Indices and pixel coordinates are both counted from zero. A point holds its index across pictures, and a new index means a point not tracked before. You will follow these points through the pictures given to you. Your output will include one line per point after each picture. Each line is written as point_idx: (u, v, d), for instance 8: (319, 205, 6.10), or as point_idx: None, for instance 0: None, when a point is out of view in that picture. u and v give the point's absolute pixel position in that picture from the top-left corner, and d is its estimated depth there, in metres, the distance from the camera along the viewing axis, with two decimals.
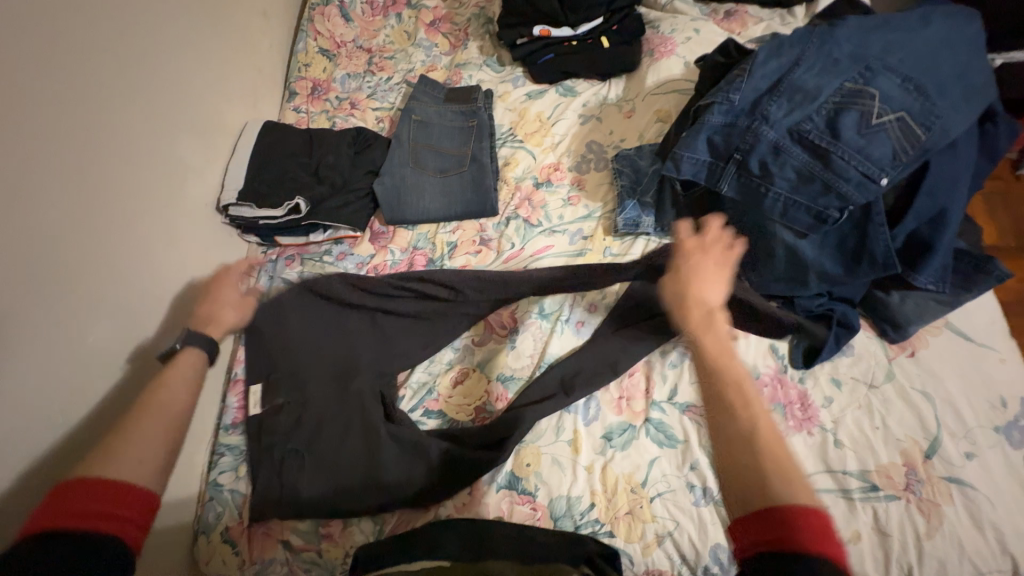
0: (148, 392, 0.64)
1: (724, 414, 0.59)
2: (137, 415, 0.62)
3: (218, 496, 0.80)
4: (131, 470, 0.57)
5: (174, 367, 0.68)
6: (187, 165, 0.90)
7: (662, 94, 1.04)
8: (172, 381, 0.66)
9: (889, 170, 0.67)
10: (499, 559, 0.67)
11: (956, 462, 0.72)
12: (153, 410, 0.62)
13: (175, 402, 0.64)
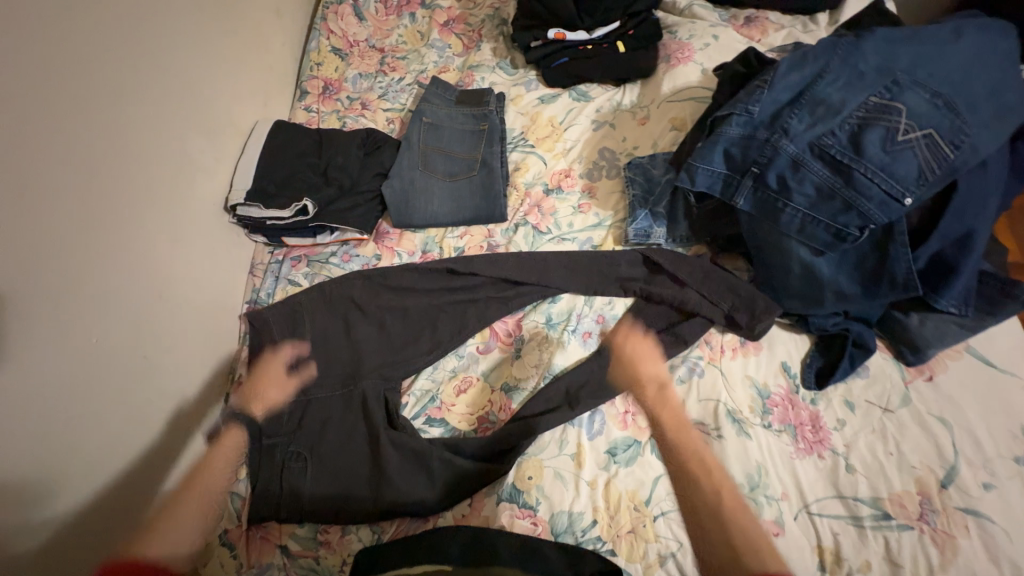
0: (195, 473, 0.79)
1: (691, 484, 0.73)
2: (185, 494, 0.77)
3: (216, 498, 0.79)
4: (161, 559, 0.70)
5: (218, 448, 0.80)
6: (196, 164, 0.90)
7: (678, 102, 1.02)
8: (217, 461, 0.79)
9: (913, 190, 0.65)
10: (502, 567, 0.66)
11: (974, 493, 0.70)
12: (196, 493, 0.77)
13: (214, 487, 0.79)
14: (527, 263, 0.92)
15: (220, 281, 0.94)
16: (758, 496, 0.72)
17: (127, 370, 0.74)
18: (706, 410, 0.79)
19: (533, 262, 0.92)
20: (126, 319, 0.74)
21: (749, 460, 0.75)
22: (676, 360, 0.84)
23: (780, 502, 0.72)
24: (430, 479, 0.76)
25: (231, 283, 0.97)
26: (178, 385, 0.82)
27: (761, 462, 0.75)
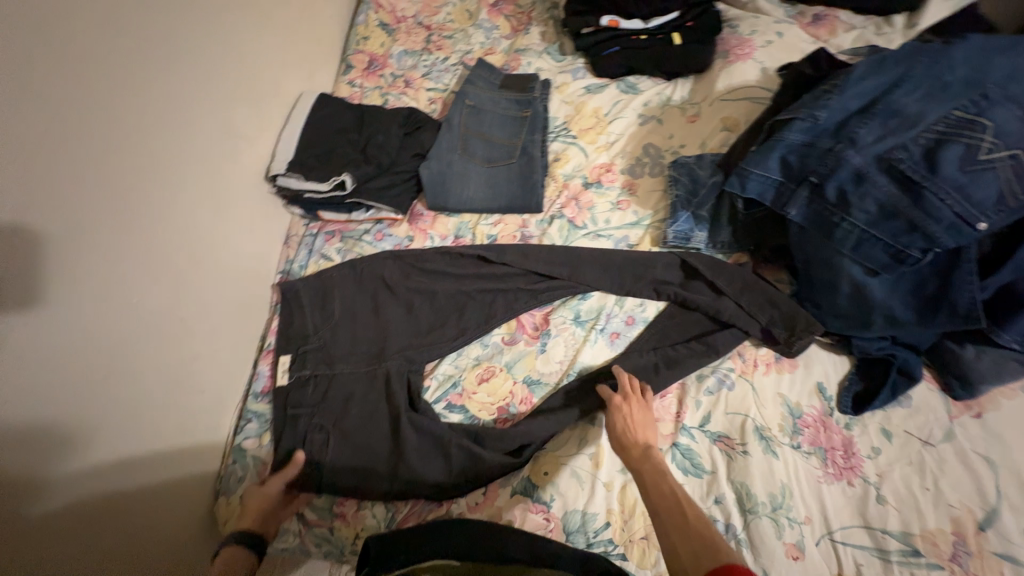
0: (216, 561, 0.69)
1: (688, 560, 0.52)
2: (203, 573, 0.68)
3: (241, 460, 0.83)
4: None
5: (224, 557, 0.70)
6: (241, 131, 0.91)
7: (732, 101, 0.97)
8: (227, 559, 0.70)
9: (989, 215, 0.60)
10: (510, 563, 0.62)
11: (1015, 540, 0.66)
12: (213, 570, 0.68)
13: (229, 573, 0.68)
14: (560, 257, 0.90)
15: (257, 250, 0.95)
16: (779, 517, 0.70)
17: (165, 330, 0.76)
18: (732, 423, 0.77)
19: (568, 251, 0.90)
20: (165, 280, 0.76)
21: (774, 479, 0.73)
22: (706, 370, 0.82)
23: (802, 525, 0.70)
24: (446, 465, 0.77)
25: (266, 252, 0.98)
26: (211, 348, 0.85)
27: (786, 483, 0.72)
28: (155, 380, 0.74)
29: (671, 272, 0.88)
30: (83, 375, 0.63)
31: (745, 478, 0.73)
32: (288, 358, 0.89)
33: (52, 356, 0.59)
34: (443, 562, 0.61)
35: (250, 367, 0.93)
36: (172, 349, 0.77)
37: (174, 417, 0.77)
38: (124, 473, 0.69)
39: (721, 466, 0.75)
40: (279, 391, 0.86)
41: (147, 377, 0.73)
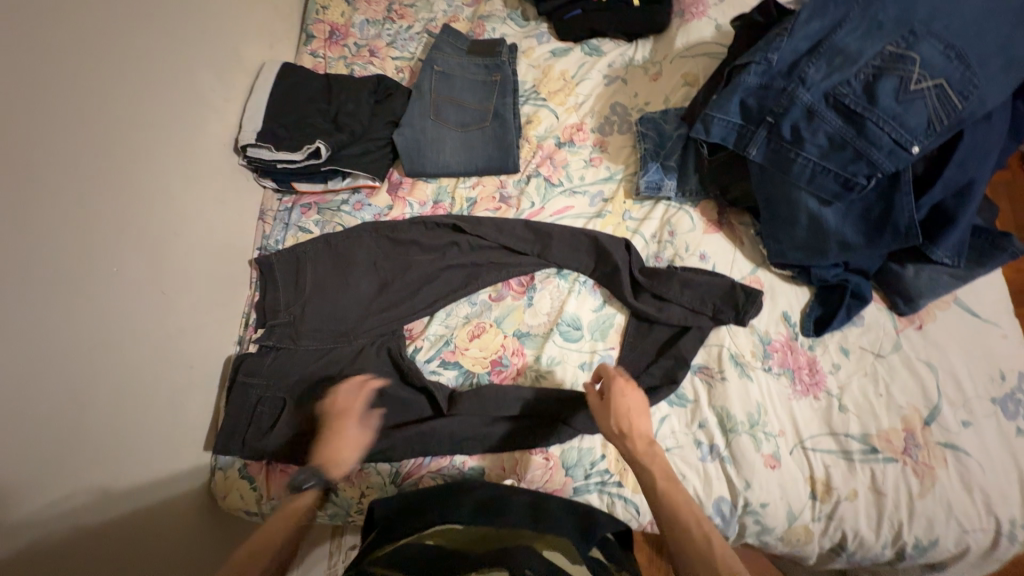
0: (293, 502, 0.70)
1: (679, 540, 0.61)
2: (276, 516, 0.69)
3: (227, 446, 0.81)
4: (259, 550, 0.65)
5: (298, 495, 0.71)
6: (204, 102, 0.88)
7: (690, 58, 1.02)
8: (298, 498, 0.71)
9: (921, 139, 0.68)
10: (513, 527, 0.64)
11: (953, 430, 0.76)
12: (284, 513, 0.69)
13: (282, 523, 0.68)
14: (530, 232, 0.91)
15: (232, 225, 0.93)
16: (757, 433, 0.77)
17: (145, 305, 0.74)
18: (710, 355, 0.83)
19: (539, 227, 0.91)
20: (145, 254, 0.75)
21: (750, 400, 0.79)
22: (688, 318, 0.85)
23: (777, 438, 0.77)
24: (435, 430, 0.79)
25: (242, 227, 0.95)
26: (195, 323, 0.83)
27: (761, 402, 0.79)
28: (141, 354, 0.73)
29: (626, 280, 0.87)
30: (64, 350, 0.62)
31: (724, 402, 0.79)
32: (255, 349, 0.87)
33: (29, 329, 0.59)
34: (450, 531, 0.64)
35: (235, 342, 0.91)
36: (156, 323, 0.75)
37: (165, 393, 0.76)
38: (117, 447, 0.68)
39: (702, 394, 0.81)
40: (263, 361, 0.84)
41: (132, 352, 0.71)
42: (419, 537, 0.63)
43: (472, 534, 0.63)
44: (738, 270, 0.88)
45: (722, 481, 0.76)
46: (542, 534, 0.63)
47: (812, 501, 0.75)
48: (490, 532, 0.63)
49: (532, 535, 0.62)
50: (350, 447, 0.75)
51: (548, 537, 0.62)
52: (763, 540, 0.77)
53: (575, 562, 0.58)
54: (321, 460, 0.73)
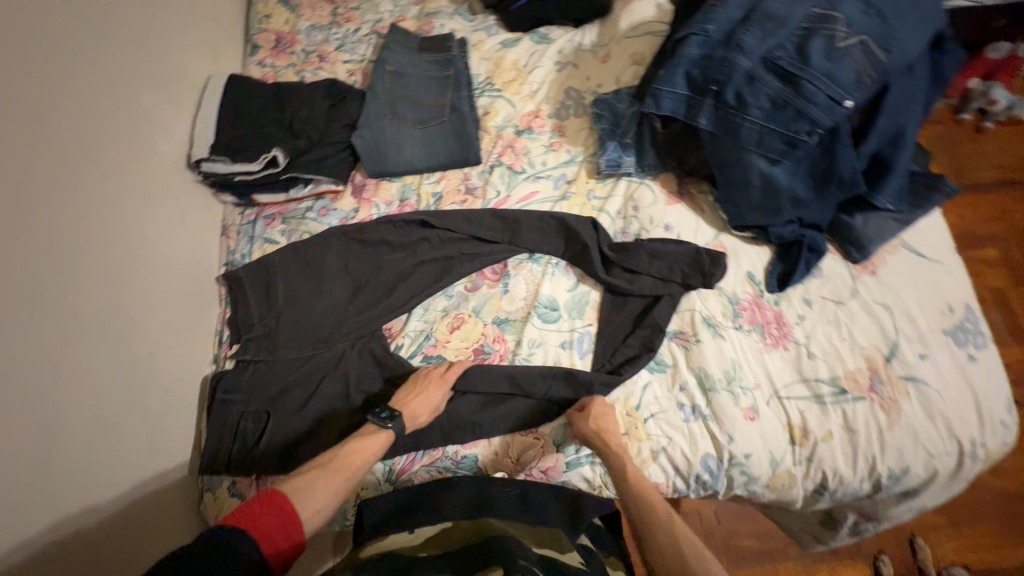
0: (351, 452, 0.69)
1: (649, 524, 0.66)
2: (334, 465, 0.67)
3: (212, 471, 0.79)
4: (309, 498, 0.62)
5: (368, 438, 0.71)
6: (150, 118, 0.86)
7: (636, 37, 1.05)
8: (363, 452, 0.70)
9: (853, 93, 0.72)
10: (504, 521, 0.64)
11: (912, 363, 0.81)
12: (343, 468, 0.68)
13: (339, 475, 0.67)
14: (499, 221, 0.93)
15: (192, 244, 0.90)
16: (734, 388, 0.81)
17: (110, 330, 0.72)
18: (684, 320, 0.86)
19: (507, 215, 0.93)
20: (109, 281, 0.73)
21: (725, 357, 0.82)
22: (660, 287, 0.88)
23: (753, 391, 0.81)
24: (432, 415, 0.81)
25: (205, 245, 0.93)
26: (166, 346, 0.81)
27: (735, 358, 0.83)
28: (114, 382, 0.71)
29: (596, 257, 0.89)
30: (27, 380, 0.59)
31: (701, 362, 0.82)
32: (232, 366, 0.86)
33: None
34: (442, 530, 0.64)
35: (211, 362, 0.89)
36: (126, 348, 0.74)
37: (142, 419, 0.74)
38: (99, 477, 0.66)
39: (680, 358, 0.84)
40: (241, 377, 0.83)
41: (104, 380, 0.69)
42: (408, 538, 0.63)
43: (463, 530, 0.63)
44: (702, 236, 0.91)
45: (707, 439, 0.79)
46: (532, 529, 0.65)
47: (792, 447, 0.79)
48: (480, 524, 0.63)
49: (523, 531, 0.64)
50: (427, 407, 0.76)
51: (539, 532, 0.64)
52: (751, 490, 0.80)
53: (566, 553, 0.61)
54: (402, 407, 0.74)
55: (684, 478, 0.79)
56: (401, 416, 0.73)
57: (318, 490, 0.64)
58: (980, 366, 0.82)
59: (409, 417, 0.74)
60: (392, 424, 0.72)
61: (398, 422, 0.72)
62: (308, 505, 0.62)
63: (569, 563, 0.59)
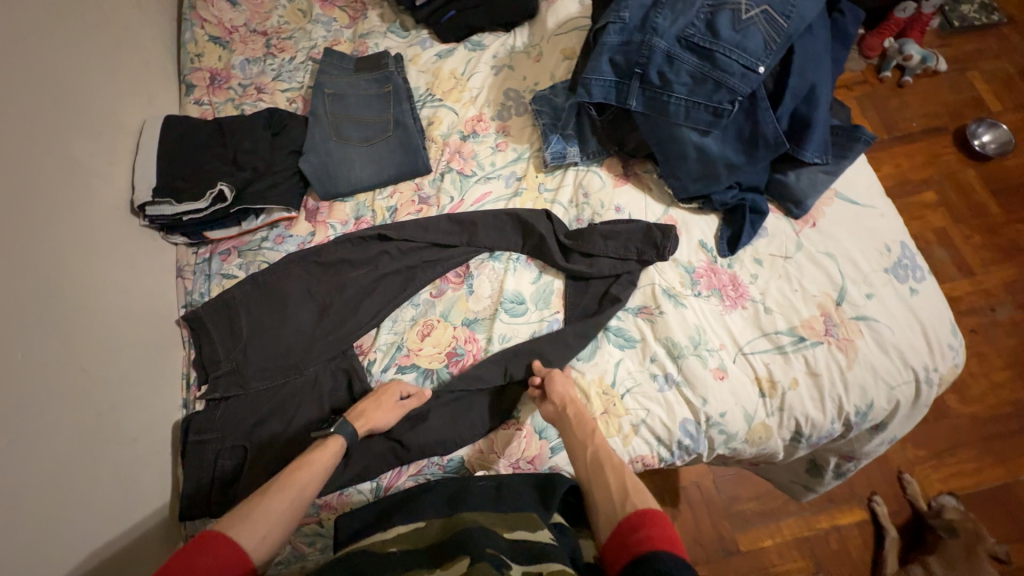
0: (294, 468, 0.68)
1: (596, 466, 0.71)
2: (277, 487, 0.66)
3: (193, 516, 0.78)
4: (246, 533, 0.60)
5: (315, 453, 0.70)
6: (86, 168, 0.84)
7: (564, 34, 1.09)
8: (312, 468, 0.69)
9: (764, 59, 0.78)
10: (473, 510, 0.70)
11: (861, 303, 0.85)
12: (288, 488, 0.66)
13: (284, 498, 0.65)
14: (455, 225, 0.94)
15: (147, 289, 0.89)
16: (701, 351, 0.84)
17: (67, 384, 0.70)
18: (646, 295, 0.89)
19: (463, 218, 0.94)
20: (60, 334, 0.71)
21: (688, 324, 0.85)
22: (619, 267, 0.90)
23: (719, 351, 0.84)
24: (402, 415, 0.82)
25: (159, 289, 0.91)
26: (129, 395, 0.79)
27: (698, 323, 0.86)
28: (76, 437, 0.69)
29: (552, 246, 0.91)
30: None
31: (667, 332, 0.85)
32: (203, 407, 0.84)
33: None
34: (416, 528, 0.69)
35: (181, 406, 0.87)
36: (86, 400, 0.72)
37: (110, 471, 0.72)
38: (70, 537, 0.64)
39: (647, 331, 0.86)
40: (214, 415, 0.82)
41: (65, 436, 0.67)
42: (381, 541, 0.67)
43: (437, 528, 0.68)
44: (652, 213, 0.95)
45: (682, 404, 0.82)
46: (502, 513, 0.70)
47: (763, 399, 0.82)
48: (450, 519, 0.68)
49: (493, 517, 0.68)
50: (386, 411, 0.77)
51: (509, 515, 0.69)
52: (732, 447, 0.83)
53: (538, 531, 0.67)
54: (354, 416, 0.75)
55: (667, 446, 0.82)
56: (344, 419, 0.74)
57: (260, 516, 0.62)
58: (922, 297, 0.87)
59: (357, 417, 0.75)
60: (336, 429, 0.73)
61: (343, 426, 0.74)
62: (253, 533, 0.61)
63: (539, 542, 0.65)
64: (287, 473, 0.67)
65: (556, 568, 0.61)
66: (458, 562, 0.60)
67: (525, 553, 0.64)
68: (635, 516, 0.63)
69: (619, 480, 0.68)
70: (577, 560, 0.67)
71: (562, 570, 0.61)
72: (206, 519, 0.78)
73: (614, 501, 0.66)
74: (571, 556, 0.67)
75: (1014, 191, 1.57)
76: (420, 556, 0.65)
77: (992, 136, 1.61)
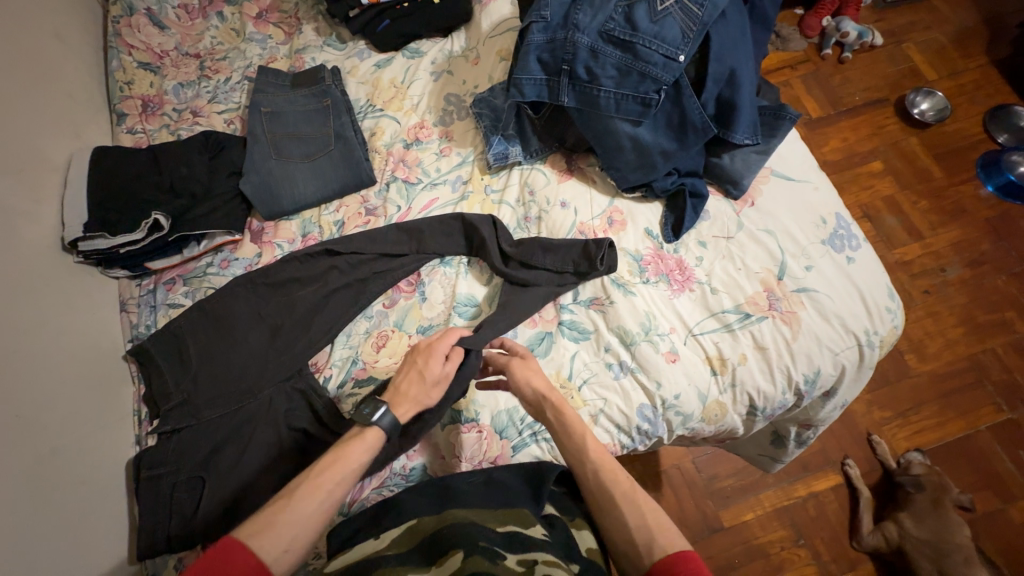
0: (327, 462, 0.62)
1: (613, 507, 0.66)
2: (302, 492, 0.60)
3: (155, 554, 0.76)
4: (268, 546, 0.56)
5: (353, 446, 0.64)
6: (9, 208, 0.82)
7: (499, 36, 1.10)
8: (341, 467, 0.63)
9: (683, 48, 0.81)
10: (465, 506, 0.70)
11: (801, 276, 0.88)
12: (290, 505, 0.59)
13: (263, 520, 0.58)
14: (402, 234, 0.94)
15: (87, 327, 0.87)
16: (653, 337, 0.85)
17: (5, 431, 0.68)
18: (597, 285, 0.89)
19: (410, 226, 0.94)
20: None
21: (638, 311, 0.87)
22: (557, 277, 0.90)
23: (670, 335, 0.86)
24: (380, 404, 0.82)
25: (101, 326, 0.89)
26: (73, 437, 0.77)
27: (648, 310, 0.87)
28: (14, 487, 0.66)
29: (492, 252, 0.91)
30: None
31: (619, 321, 0.86)
32: (155, 441, 0.83)
33: None
34: (411, 526, 0.69)
35: (134, 443, 0.85)
36: (25, 448, 0.69)
37: (56, 519, 0.70)
38: None
39: (600, 322, 0.87)
40: (166, 449, 0.80)
41: (3, 487, 0.65)
42: (377, 547, 0.67)
43: (432, 522, 0.69)
44: (598, 206, 0.96)
45: (638, 390, 0.84)
46: (495, 509, 0.70)
47: (715, 377, 0.85)
48: (445, 514, 0.69)
49: (486, 513, 0.69)
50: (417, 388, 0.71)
51: (501, 511, 0.70)
52: (690, 427, 0.85)
53: (530, 526, 0.68)
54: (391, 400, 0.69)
55: (626, 432, 0.83)
56: (387, 407, 0.67)
57: (282, 526, 0.58)
58: (858, 265, 0.90)
59: (399, 407, 0.69)
60: (377, 418, 0.66)
61: (384, 414, 0.66)
62: (274, 543, 0.57)
63: (533, 536, 0.66)
64: (315, 470, 0.62)
65: (550, 559, 0.62)
66: (453, 557, 0.61)
67: (519, 545, 0.64)
68: (673, 559, 0.59)
69: (638, 518, 0.64)
70: (572, 553, 0.67)
71: (554, 560, 0.61)
72: (170, 553, 0.76)
73: (637, 544, 0.63)
74: (565, 549, 0.67)
75: (954, 155, 1.64)
76: (415, 553, 0.65)
77: (929, 104, 1.68)
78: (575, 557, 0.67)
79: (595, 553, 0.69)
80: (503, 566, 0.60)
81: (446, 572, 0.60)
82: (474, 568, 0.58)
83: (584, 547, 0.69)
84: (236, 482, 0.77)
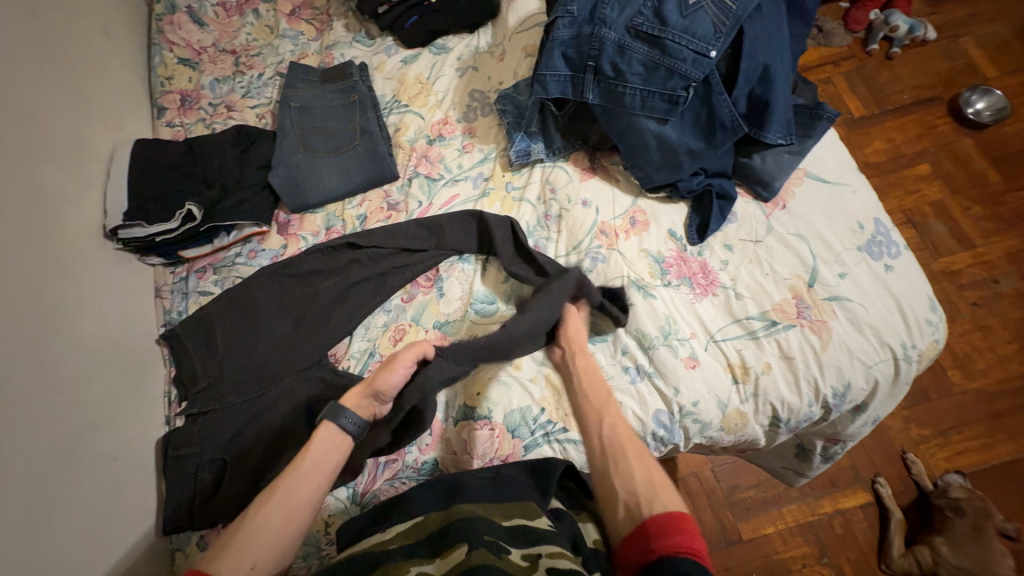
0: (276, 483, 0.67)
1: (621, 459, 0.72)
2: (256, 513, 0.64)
3: (179, 529, 0.80)
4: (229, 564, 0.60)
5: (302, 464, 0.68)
6: (57, 196, 0.87)
7: (525, 31, 1.09)
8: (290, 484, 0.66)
9: (713, 43, 0.78)
10: (471, 501, 0.70)
11: (833, 283, 0.84)
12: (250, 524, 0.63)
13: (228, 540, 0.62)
14: (422, 229, 0.94)
15: (124, 310, 0.91)
16: (672, 341, 0.83)
17: (48, 406, 0.72)
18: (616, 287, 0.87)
19: (430, 221, 0.94)
20: (37, 358, 0.73)
21: (658, 314, 0.84)
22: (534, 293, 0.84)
23: (690, 340, 0.83)
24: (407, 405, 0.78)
25: (137, 310, 0.94)
26: (108, 414, 0.81)
27: (668, 313, 0.85)
28: (54, 458, 0.71)
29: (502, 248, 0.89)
30: None
31: (637, 323, 0.84)
32: (183, 422, 0.87)
33: None
34: (415, 522, 0.69)
35: (163, 423, 0.90)
36: (65, 422, 0.74)
37: (90, 491, 0.74)
38: (57, 552, 0.66)
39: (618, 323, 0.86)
40: (192, 430, 0.84)
41: (44, 457, 0.69)
42: (382, 540, 0.68)
43: (437, 518, 0.68)
44: (620, 205, 0.93)
45: (655, 395, 0.82)
46: (500, 504, 0.69)
47: (736, 386, 0.82)
48: (447, 511, 0.68)
49: (492, 507, 0.69)
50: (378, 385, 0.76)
51: (506, 505, 0.69)
52: (708, 435, 0.82)
53: (535, 518, 0.67)
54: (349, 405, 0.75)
55: (642, 437, 0.81)
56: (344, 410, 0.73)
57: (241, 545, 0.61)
58: (898, 274, 0.85)
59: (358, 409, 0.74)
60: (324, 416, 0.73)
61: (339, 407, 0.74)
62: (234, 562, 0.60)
63: (539, 529, 0.66)
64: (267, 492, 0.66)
65: (554, 551, 0.62)
66: (457, 550, 0.61)
67: (524, 541, 0.65)
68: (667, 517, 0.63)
69: (644, 473, 0.70)
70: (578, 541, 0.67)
71: (560, 552, 0.62)
72: (192, 529, 0.79)
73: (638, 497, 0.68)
74: (571, 541, 0.67)
75: (1014, 158, 1.53)
76: (421, 546, 0.65)
77: (985, 103, 1.56)
78: (583, 550, 0.66)
79: (603, 544, 0.70)
80: (508, 561, 0.60)
81: (451, 564, 0.61)
82: (476, 563, 0.58)
83: (591, 540, 0.70)
84: (254, 465, 0.79)
